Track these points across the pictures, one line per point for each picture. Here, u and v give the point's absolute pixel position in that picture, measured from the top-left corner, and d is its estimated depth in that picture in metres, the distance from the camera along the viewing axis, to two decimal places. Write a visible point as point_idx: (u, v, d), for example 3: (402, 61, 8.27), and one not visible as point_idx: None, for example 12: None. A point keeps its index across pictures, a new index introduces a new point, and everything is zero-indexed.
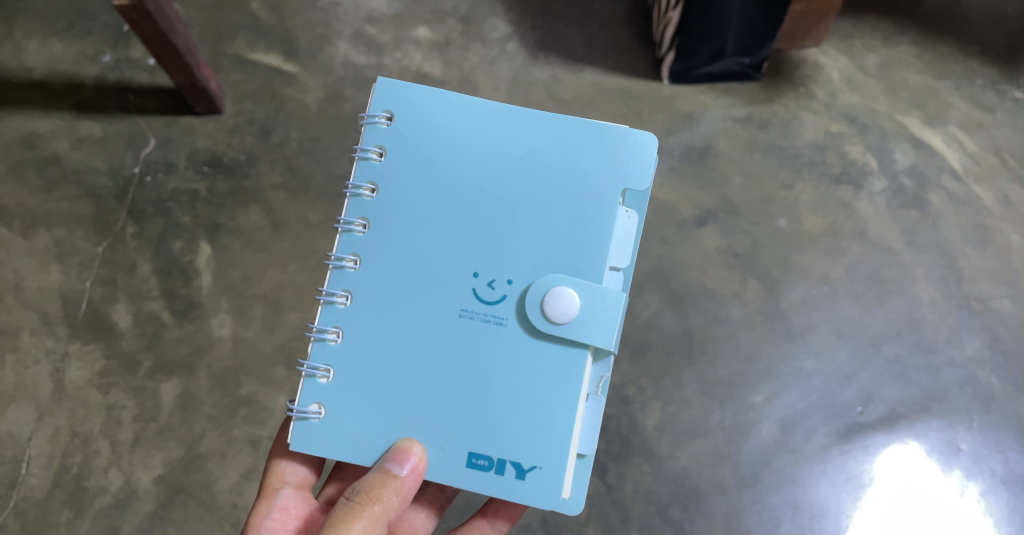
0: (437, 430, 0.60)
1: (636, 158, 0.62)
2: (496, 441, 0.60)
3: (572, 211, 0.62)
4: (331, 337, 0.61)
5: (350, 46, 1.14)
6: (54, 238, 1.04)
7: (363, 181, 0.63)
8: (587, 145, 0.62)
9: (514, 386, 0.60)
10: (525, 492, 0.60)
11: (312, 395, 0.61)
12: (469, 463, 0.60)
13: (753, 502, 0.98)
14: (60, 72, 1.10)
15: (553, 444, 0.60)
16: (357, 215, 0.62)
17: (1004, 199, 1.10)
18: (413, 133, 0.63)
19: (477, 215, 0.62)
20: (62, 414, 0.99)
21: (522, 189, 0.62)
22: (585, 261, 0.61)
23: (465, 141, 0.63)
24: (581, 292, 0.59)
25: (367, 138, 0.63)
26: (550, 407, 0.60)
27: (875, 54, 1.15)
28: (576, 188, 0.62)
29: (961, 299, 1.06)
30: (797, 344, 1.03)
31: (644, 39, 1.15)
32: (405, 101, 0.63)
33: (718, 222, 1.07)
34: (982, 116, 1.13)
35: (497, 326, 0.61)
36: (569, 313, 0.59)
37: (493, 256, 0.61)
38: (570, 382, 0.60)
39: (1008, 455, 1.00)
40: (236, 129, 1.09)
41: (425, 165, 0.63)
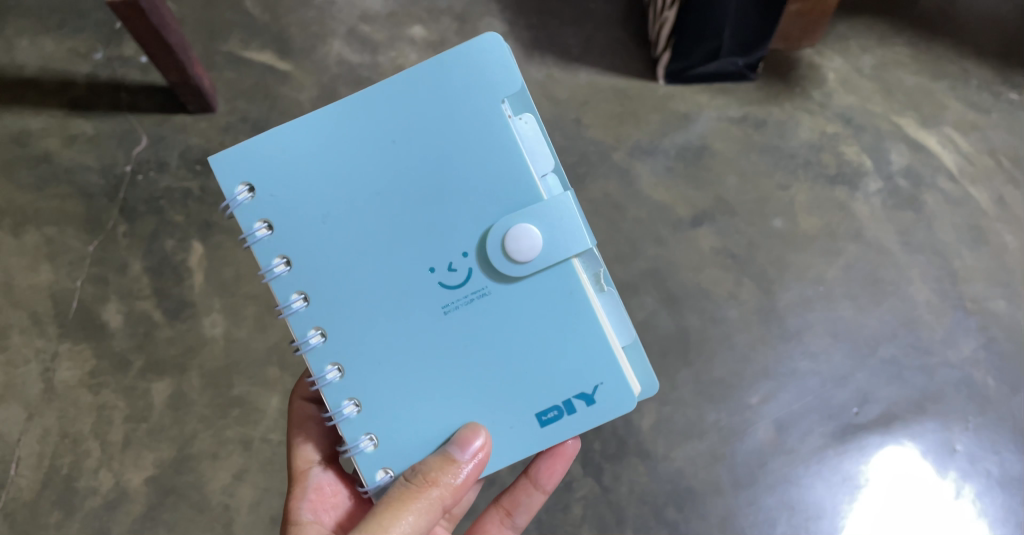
0: (489, 413, 0.60)
1: (487, 62, 0.57)
2: (545, 388, 0.60)
3: (491, 140, 0.58)
4: (349, 408, 0.60)
5: (344, 45, 1.13)
6: (44, 237, 1.04)
7: (273, 259, 0.59)
8: (445, 83, 0.58)
9: (524, 347, 0.60)
10: (593, 415, 0.61)
11: (372, 466, 0.61)
12: (542, 422, 0.60)
13: (749, 503, 0.97)
14: (51, 69, 1.10)
15: (596, 359, 0.60)
16: (291, 291, 0.60)
17: (999, 200, 1.10)
18: (287, 184, 0.58)
19: (410, 198, 0.58)
20: (51, 414, 0.97)
21: (436, 159, 0.58)
22: (525, 191, 0.58)
23: (339, 153, 0.58)
24: (537, 222, 0.57)
25: (246, 221, 0.59)
26: (565, 340, 0.60)
27: (871, 55, 1.15)
28: (476, 129, 0.58)
29: (956, 300, 1.06)
30: (792, 344, 1.03)
31: (640, 39, 1.15)
32: (253, 166, 0.58)
33: (713, 223, 1.07)
34: (977, 117, 1.13)
35: (481, 300, 0.59)
36: (535, 248, 0.57)
37: (436, 238, 0.59)
38: (571, 311, 0.59)
39: (1004, 456, 1.00)
40: (229, 127, 1.09)
41: (324, 197, 0.58)
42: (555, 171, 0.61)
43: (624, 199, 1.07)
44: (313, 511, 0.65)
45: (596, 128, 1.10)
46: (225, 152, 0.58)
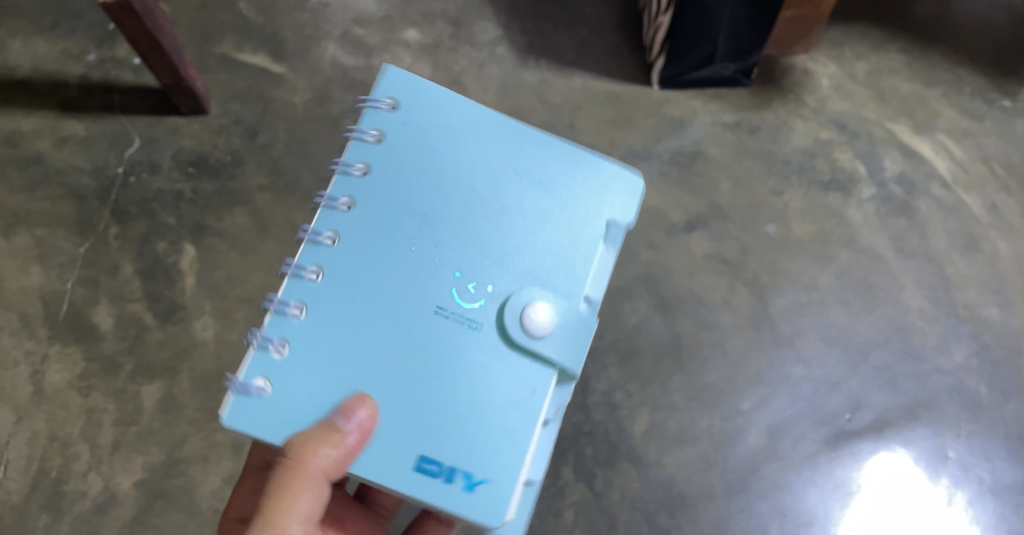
0: (389, 427, 0.55)
1: (615, 188, 0.66)
2: (451, 447, 0.56)
3: (569, 237, 0.63)
4: (274, 348, 0.55)
5: (338, 48, 1.13)
6: (35, 239, 1.03)
7: (355, 161, 0.61)
8: (575, 171, 0.65)
9: (473, 401, 0.57)
10: (485, 503, 0.56)
11: (259, 370, 0.55)
12: (417, 466, 0.55)
13: (741, 510, 0.97)
14: (43, 70, 1.09)
15: (508, 463, 0.57)
16: (343, 193, 0.60)
17: (992, 207, 1.10)
18: (420, 124, 0.63)
19: (474, 218, 0.62)
20: (41, 417, 0.97)
21: (515, 200, 0.63)
22: (566, 281, 0.62)
23: (469, 143, 0.64)
24: (557, 308, 0.59)
25: (366, 122, 0.62)
26: (501, 421, 0.58)
27: (865, 61, 1.15)
28: (569, 217, 0.64)
29: (948, 306, 1.06)
30: (785, 351, 1.03)
31: (634, 44, 1.15)
32: (409, 94, 0.64)
33: (707, 228, 1.07)
34: (970, 124, 1.13)
35: (470, 330, 0.59)
36: (544, 329, 0.59)
37: (475, 258, 0.60)
38: (532, 403, 0.58)
39: (996, 463, 1.00)
40: (222, 130, 1.08)
41: (427, 153, 0.62)
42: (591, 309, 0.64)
43: None
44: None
45: (590, 132, 1.10)
46: (404, 72, 0.65)
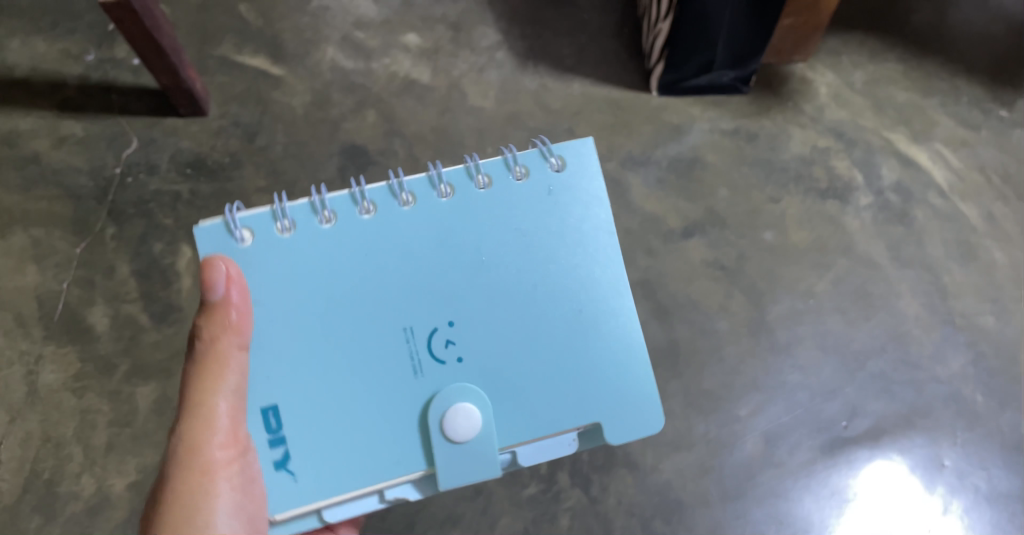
0: (285, 381, 0.60)
1: (629, 421, 0.64)
2: (309, 434, 0.60)
3: (558, 394, 0.63)
4: (281, 225, 0.61)
5: (338, 51, 1.13)
6: (31, 239, 1.03)
7: (485, 173, 0.64)
8: (617, 348, 0.65)
9: (370, 410, 0.60)
10: (283, 489, 0.59)
11: (254, 226, 0.60)
12: (263, 411, 0.59)
13: (737, 516, 0.97)
14: (42, 70, 1.09)
15: (325, 488, 0.59)
16: (450, 181, 0.64)
17: (988, 216, 1.10)
18: (563, 196, 0.65)
19: (513, 300, 0.63)
20: (34, 417, 0.96)
21: (540, 313, 0.64)
22: (510, 425, 0.62)
23: (569, 243, 0.65)
24: (479, 439, 0.61)
25: (527, 157, 0.65)
26: (355, 456, 0.60)
27: (863, 70, 1.15)
28: (573, 365, 0.64)
29: (945, 315, 1.06)
30: (782, 358, 1.03)
31: (634, 50, 1.15)
32: (576, 171, 0.66)
33: (704, 234, 1.07)
34: (967, 133, 1.14)
35: (412, 371, 0.61)
36: (453, 436, 0.60)
37: (474, 331, 0.62)
38: (394, 455, 0.60)
39: (992, 472, 1.00)
40: (221, 131, 1.08)
41: (534, 222, 0.64)
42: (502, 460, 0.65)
43: (616, 209, 1.07)
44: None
45: None
46: (592, 156, 0.66)
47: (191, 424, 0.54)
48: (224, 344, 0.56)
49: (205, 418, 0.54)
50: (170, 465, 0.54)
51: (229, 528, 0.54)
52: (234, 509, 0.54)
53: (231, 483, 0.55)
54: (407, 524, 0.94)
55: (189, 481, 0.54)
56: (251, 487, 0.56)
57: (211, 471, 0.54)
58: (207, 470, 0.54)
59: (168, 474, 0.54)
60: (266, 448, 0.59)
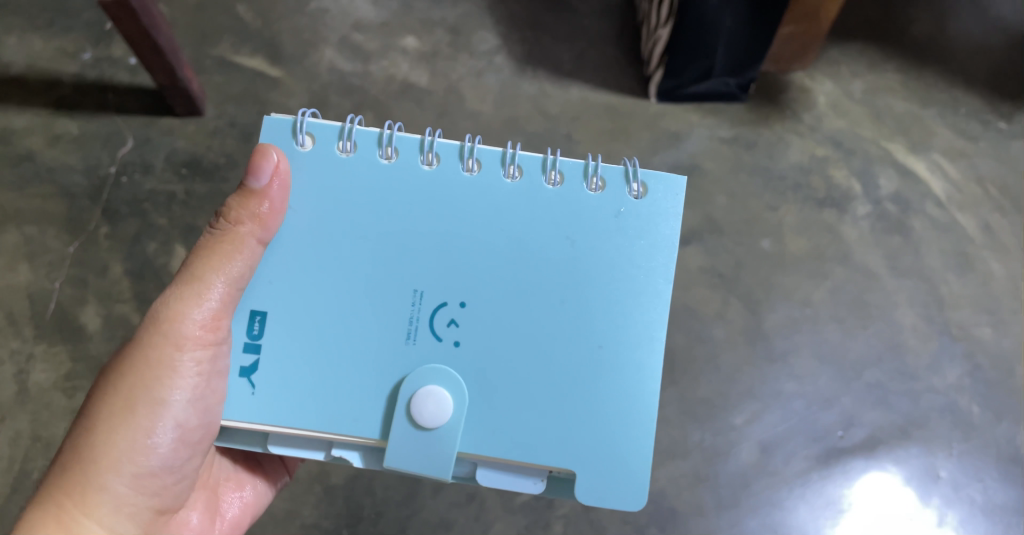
0: (283, 303, 0.59)
1: (613, 488, 0.59)
2: (287, 362, 0.59)
3: (551, 415, 0.59)
4: (343, 146, 0.61)
5: (336, 53, 1.13)
6: (24, 237, 1.02)
7: (558, 173, 0.62)
8: (623, 406, 0.59)
9: (353, 352, 0.59)
10: (239, 402, 0.58)
11: (324, 137, 0.61)
12: (250, 314, 0.59)
13: (731, 525, 0.96)
14: (38, 68, 1.08)
15: (275, 414, 0.58)
16: (522, 166, 0.62)
17: (986, 227, 1.10)
18: (635, 223, 0.61)
19: (541, 301, 0.60)
20: (24, 417, 0.95)
21: (550, 329, 0.60)
22: (483, 426, 0.58)
23: (612, 274, 0.61)
24: (449, 429, 0.57)
25: (612, 174, 0.62)
26: (326, 400, 0.58)
27: (861, 80, 1.15)
28: (572, 399, 0.59)
29: (941, 325, 1.06)
30: (779, 366, 1.02)
31: (633, 56, 1.15)
32: (653, 209, 0.62)
33: (702, 242, 1.07)
34: (965, 144, 1.14)
35: (406, 337, 0.59)
36: (419, 416, 0.57)
37: (482, 320, 0.60)
38: (364, 400, 0.58)
39: (987, 484, 1.00)
40: (217, 132, 1.08)
41: (589, 238, 0.61)
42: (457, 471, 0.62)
43: None
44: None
45: (587, 143, 1.10)
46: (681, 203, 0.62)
47: (183, 291, 0.56)
48: (245, 231, 0.57)
49: (200, 292, 0.56)
50: (150, 319, 0.56)
51: (178, 405, 0.56)
52: (193, 390, 0.56)
53: (198, 364, 0.56)
54: (399, 530, 0.95)
55: (158, 342, 0.55)
56: (219, 381, 0.57)
57: (180, 345, 0.56)
58: (180, 342, 0.56)
59: (145, 325, 0.56)
60: (239, 351, 0.59)
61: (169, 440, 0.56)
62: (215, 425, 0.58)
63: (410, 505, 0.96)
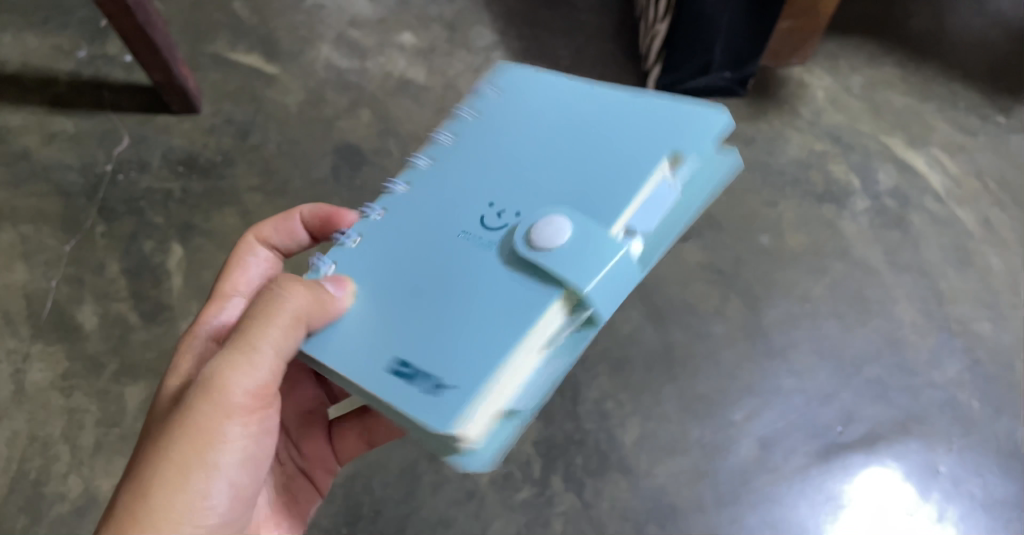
0: (387, 341, 0.51)
1: (699, 128, 0.53)
2: (433, 351, 0.49)
3: (625, 182, 0.52)
4: (349, 241, 0.57)
5: (332, 50, 1.13)
6: (20, 236, 1.01)
7: (446, 129, 0.61)
8: (654, 126, 0.54)
9: (461, 324, 0.50)
10: (445, 403, 0.47)
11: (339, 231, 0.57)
12: (392, 368, 0.49)
13: (732, 522, 0.96)
14: (34, 67, 1.08)
15: (476, 372, 0.47)
16: (427, 154, 0.60)
17: (985, 221, 1.10)
18: (514, 92, 0.62)
19: (527, 153, 0.57)
20: (21, 416, 0.94)
21: (569, 158, 0.55)
22: (598, 210, 0.51)
23: (552, 108, 0.59)
24: (579, 230, 0.49)
25: (472, 98, 0.62)
26: (482, 340, 0.49)
27: (860, 75, 1.16)
28: (626, 170, 0.53)
29: (941, 320, 1.05)
30: (778, 362, 1.02)
31: (631, 52, 1.14)
32: (518, 78, 0.62)
33: (702, 237, 1.08)
34: (964, 139, 1.13)
35: (485, 248, 0.53)
36: (552, 239, 0.49)
37: (513, 191, 0.55)
38: (512, 306, 0.49)
39: (987, 479, 0.99)
40: (213, 129, 1.07)
41: (505, 118, 0.60)
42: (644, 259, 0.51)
43: None
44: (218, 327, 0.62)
45: None
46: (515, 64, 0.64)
47: (233, 362, 0.49)
48: (296, 310, 0.49)
49: (255, 367, 0.49)
50: (197, 387, 0.49)
51: (229, 468, 0.51)
52: (243, 452, 0.52)
53: (246, 427, 0.51)
54: (398, 529, 0.95)
55: (205, 411, 0.49)
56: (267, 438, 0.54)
57: (231, 414, 0.50)
58: (237, 413, 0.50)
59: (192, 396, 0.49)
60: None
61: (224, 498, 0.51)
62: (258, 475, 0.55)
63: (409, 504, 0.96)
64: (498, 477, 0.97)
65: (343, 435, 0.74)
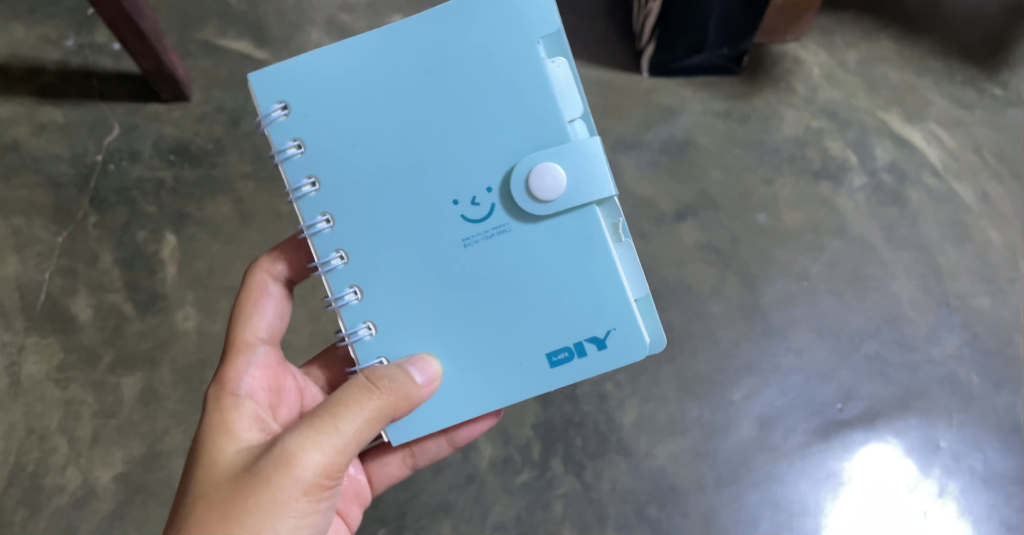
0: (505, 354, 0.60)
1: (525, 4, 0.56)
2: (558, 330, 0.60)
3: (531, 101, 0.57)
4: (364, 330, 0.60)
5: (323, 35, 1.10)
6: (12, 228, 1.01)
7: (301, 180, 0.58)
8: (493, 34, 0.56)
9: (547, 295, 0.59)
10: (618, 345, 0.61)
11: (355, 317, 0.60)
12: (552, 363, 0.60)
13: (732, 501, 0.97)
14: (21, 55, 1.06)
15: (604, 305, 0.60)
16: (317, 212, 0.59)
17: (983, 196, 1.10)
18: (318, 104, 0.58)
19: (416, 130, 0.57)
20: (17, 409, 0.95)
21: (468, 114, 0.57)
22: (545, 132, 0.57)
23: (384, 90, 0.57)
24: (566, 164, 0.56)
25: (277, 138, 0.58)
26: (577, 288, 0.59)
27: (855, 50, 1.13)
28: (524, 98, 0.57)
29: (940, 296, 1.05)
30: (777, 341, 1.02)
31: (624, 32, 1.13)
32: (291, 82, 0.57)
33: (697, 217, 1.06)
34: (961, 113, 1.13)
35: (503, 235, 0.58)
36: (557, 187, 0.56)
37: (459, 174, 0.58)
38: (579, 249, 0.59)
39: (987, 453, 1.00)
40: (204, 117, 1.06)
41: (354, 125, 0.58)
42: (583, 117, 0.59)
43: None
44: (250, 384, 0.64)
45: None
46: (262, 71, 0.57)
47: (314, 437, 0.53)
48: (386, 401, 0.55)
49: (337, 444, 0.53)
50: (276, 457, 0.52)
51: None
52: (302, 526, 0.53)
53: (311, 503, 0.53)
54: (398, 513, 0.96)
55: (282, 481, 0.51)
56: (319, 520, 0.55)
57: (309, 488, 0.52)
58: (304, 489, 0.52)
59: (271, 462, 0.52)
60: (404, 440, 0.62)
61: None
62: None
63: (409, 489, 0.96)
64: (497, 460, 0.97)
65: (385, 463, 0.75)
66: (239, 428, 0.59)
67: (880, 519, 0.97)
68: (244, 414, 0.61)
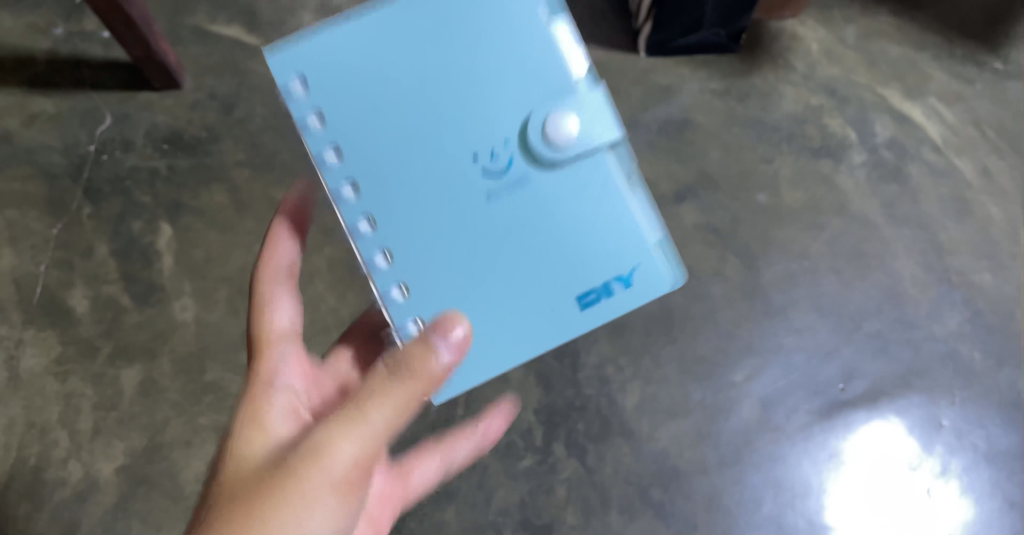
0: (537, 302, 0.59)
1: None
2: (590, 272, 0.60)
3: (548, 44, 0.57)
4: (399, 292, 0.59)
5: (315, 18, 1.09)
6: (6, 220, 1.00)
7: (324, 148, 0.57)
8: None
9: (576, 241, 0.59)
10: (649, 285, 0.61)
11: (388, 282, 0.58)
12: (583, 305, 0.60)
13: (734, 482, 0.98)
14: (9, 46, 1.04)
15: (631, 242, 0.60)
16: (341, 180, 0.57)
17: (984, 171, 1.09)
18: (337, 69, 0.56)
19: (438, 84, 0.57)
20: (17, 403, 0.95)
21: (489, 63, 0.57)
22: (563, 77, 0.57)
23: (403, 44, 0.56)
24: (580, 110, 0.57)
25: (297, 110, 0.56)
26: (603, 230, 0.59)
27: (855, 25, 1.12)
28: (541, 44, 0.57)
29: (941, 273, 1.05)
30: (778, 321, 1.02)
31: (621, 10, 1.12)
32: (304, 50, 0.56)
33: (697, 198, 1.05)
34: (961, 88, 1.11)
35: (525, 184, 0.58)
36: (569, 137, 0.57)
37: (484, 126, 0.57)
38: (602, 188, 0.59)
39: (990, 430, 1.01)
40: (197, 104, 1.05)
41: (377, 85, 0.56)
42: None
43: None
44: (283, 359, 0.65)
45: None
46: (276, 49, 0.56)
47: (344, 429, 0.48)
48: (423, 384, 0.49)
49: (367, 434, 0.48)
50: (304, 451, 0.48)
51: None
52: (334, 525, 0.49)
53: (343, 500, 0.49)
54: None
55: (310, 477, 0.47)
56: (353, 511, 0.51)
57: (336, 485, 0.48)
58: (334, 486, 0.48)
59: (297, 457, 0.48)
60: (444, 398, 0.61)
61: None
62: None
63: None
64: (501, 446, 0.97)
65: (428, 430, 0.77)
66: (271, 422, 0.55)
67: (884, 496, 0.98)
68: (278, 407, 0.57)
